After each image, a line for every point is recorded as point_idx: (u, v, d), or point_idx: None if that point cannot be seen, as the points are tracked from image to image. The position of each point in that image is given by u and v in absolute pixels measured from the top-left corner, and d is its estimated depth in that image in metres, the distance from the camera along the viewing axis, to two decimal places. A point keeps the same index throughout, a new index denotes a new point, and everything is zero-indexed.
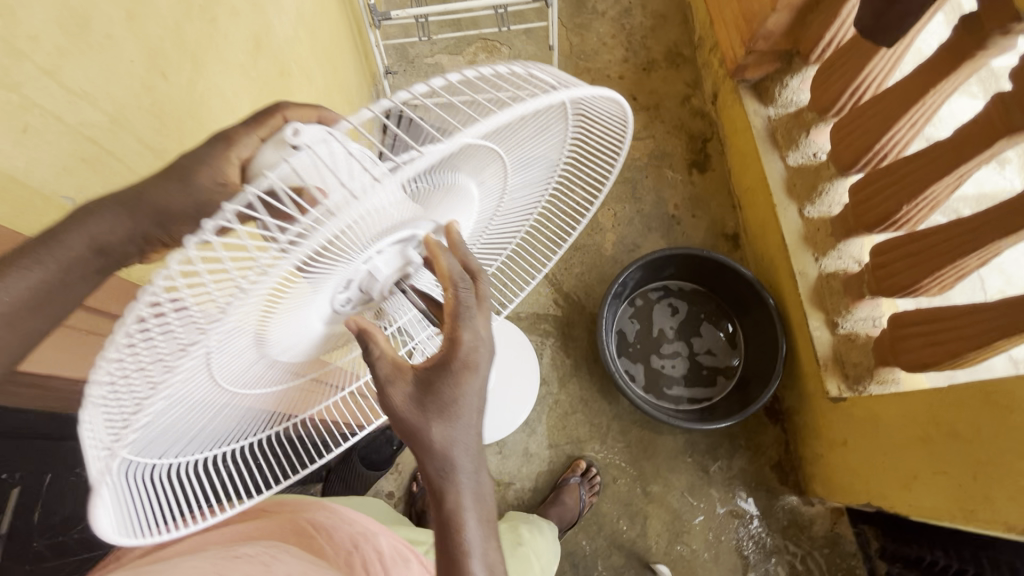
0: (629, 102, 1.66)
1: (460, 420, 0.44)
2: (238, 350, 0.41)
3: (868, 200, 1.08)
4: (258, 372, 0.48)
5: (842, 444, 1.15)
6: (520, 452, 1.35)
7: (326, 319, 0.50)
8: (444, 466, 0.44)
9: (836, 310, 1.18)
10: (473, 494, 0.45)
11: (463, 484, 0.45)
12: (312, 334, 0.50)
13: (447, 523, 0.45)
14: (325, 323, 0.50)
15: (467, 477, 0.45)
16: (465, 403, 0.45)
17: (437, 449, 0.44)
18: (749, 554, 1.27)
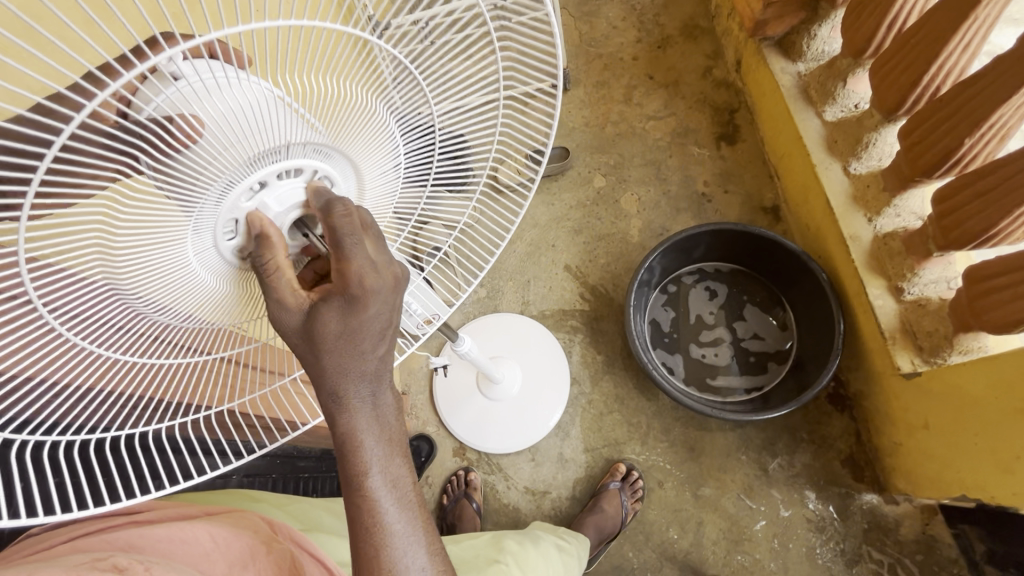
0: (645, 82, 1.55)
1: (357, 348, 0.43)
2: (96, 302, 0.38)
3: (920, 142, 0.92)
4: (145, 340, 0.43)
5: (923, 428, 1.01)
6: (554, 458, 1.26)
7: (214, 273, 0.45)
8: (336, 395, 0.44)
9: (899, 274, 1.03)
10: (371, 421, 0.46)
11: (360, 418, 0.45)
12: (200, 291, 0.45)
13: (349, 451, 0.46)
14: (212, 280, 0.45)
15: (363, 408, 0.45)
16: (356, 333, 0.43)
17: (331, 380, 0.44)
18: (824, 562, 1.12)
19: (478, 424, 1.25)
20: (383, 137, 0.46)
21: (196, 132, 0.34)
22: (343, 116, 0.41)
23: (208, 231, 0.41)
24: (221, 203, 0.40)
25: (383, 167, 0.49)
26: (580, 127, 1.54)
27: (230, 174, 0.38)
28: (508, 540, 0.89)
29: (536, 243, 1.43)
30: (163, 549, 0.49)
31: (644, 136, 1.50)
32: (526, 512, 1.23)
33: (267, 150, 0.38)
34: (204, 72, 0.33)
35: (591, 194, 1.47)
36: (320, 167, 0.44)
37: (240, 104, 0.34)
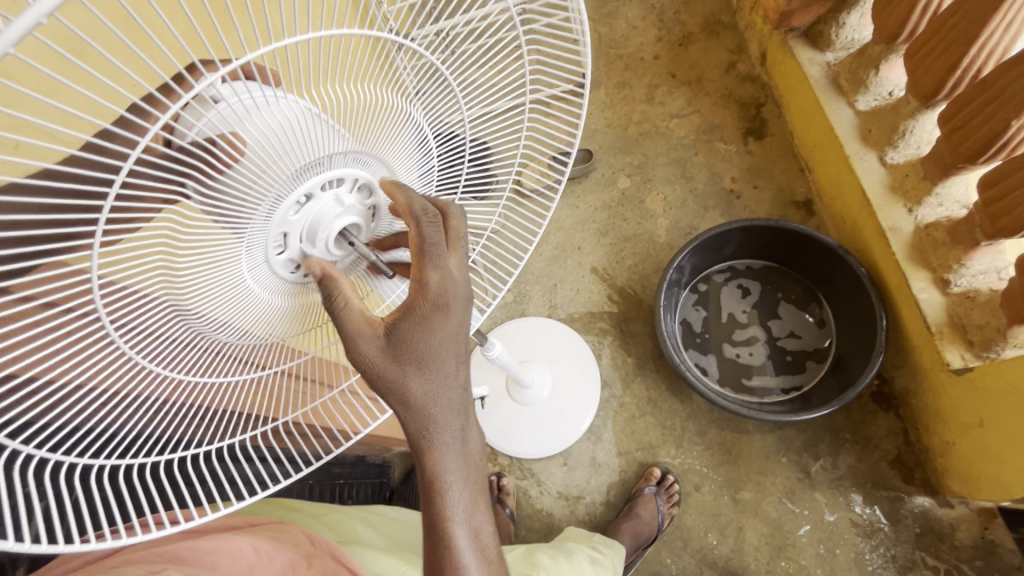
0: (668, 80, 1.54)
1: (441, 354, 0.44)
2: (158, 324, 0.37)
3: (962, 127, 0.88)
4: (209, 358, 0.43)
5: (978, 425, 0.97)
6: (587, 462, 1.25)
7: (268, 288, 0.45)
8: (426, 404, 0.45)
9: (944, 266, 0.98)
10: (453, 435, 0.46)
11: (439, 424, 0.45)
12: (254, 307, 0.44)
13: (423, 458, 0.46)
14: (266, 295, 0.45)
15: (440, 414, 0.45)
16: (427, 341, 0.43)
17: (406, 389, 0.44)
18: (874, 568, 1.07)
19: (509, 429, 1.24)
20: (416, 140, 0.47)
21: (240, 151, 0.34)
22: (379, 122, 0.42)
23: (259, 247, 0.41)
24: (269, 219, 0.39)
25: (417, 172, 0.50)
26: (602, 128, 1.53)
27: (277, 190, 0.38)
28: (542, 555, 0.88)
29: (561, 246, 1.43)
30: (209, 561, 0.47)
31: (669, 135, 1.49)
32: (560, 517, 1.22)
33: (308, 162, 0.38)
34: (243, 93, 0.33)
35: (616, 195, 1.45)
36: (360, 176, 0.43)
37: (277, 118, 0.34)
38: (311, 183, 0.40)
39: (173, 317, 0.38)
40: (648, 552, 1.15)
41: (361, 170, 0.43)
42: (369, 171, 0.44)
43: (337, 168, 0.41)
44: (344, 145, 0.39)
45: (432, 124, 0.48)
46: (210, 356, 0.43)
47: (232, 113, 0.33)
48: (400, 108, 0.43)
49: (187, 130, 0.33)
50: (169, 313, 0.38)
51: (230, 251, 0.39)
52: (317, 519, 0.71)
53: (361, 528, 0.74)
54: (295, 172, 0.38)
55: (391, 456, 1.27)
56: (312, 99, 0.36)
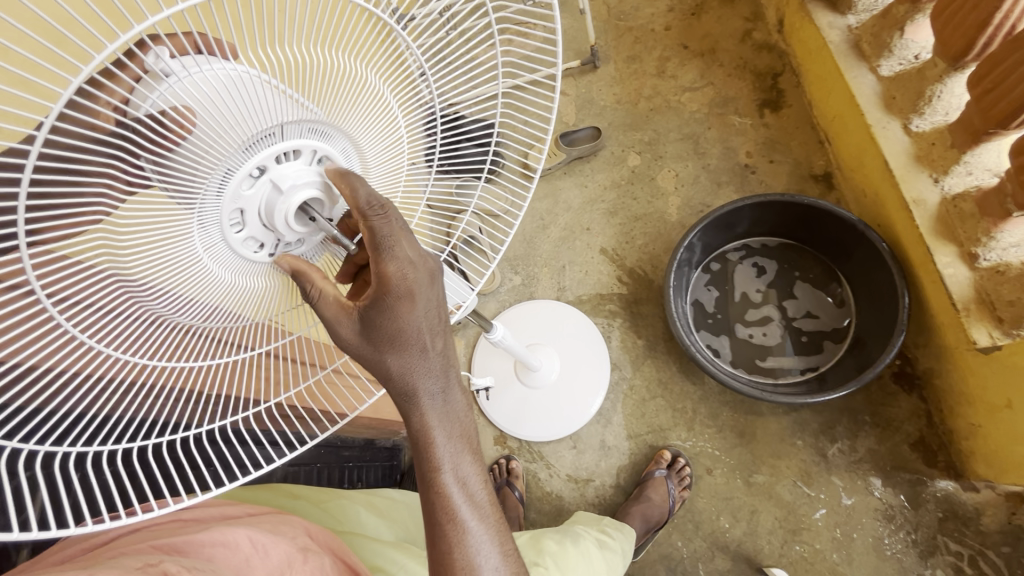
0: (680, 52, 1.48)
1: (428, 332, 0.45)
2: (106, 305, 0.36)
3: (994, 89, 0.82)
4: (174, 340, 0.42)
5: (1005, 406, 0.92)
6: (596, 445, 1.23)
7: (232, 269, 0.43)
8: (407, 391, 0.46)
9: (972, 239, 0.93)
10: (441, 419, 0.48)
11: (431, 405, 0.47)
12: (221, 291, 0.42)
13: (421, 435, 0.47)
14: (230, 277, 0.43)
15: (432, 402, 0.46)
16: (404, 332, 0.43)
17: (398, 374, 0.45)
18: (893, 553, 1.04)
19: (517, 411, 1.24)
20: (378, 109, 0.44)
21: (188, 124, 0.33)
22: (335, 86, 0.39)
23: (217, 227, 0.39)
24: (223, 195, 0.38)
25: (384, 145, 0.46)
26: (611, 105, 1.48)
27: (228, 162, 0.36)
28: (547, 541, 0.87)
29: (570, 227, 1.40)
30: (206, 553, 0.44)
31: (681, 109, 1.43)
32: (570, 500, 1.21)
33: (259, 132, 0.36)
34: (192, 67, 0.32)
35: (626, 173, 1.41)
36: (319, 147, 0.41)
37: (220, 81, 0.32)
38: (264, 156, 0.38)
39: (124, 299, 0.36)
40: (659, 535, 1.13)
41: (318, 144, 0.41)
42: (327, 145, 0.42)
43: (290, 141, 0.39)
44: (293, 113, 0.37)
45: (396, 92, 0.45)
46: (174, 342, 0.42)
47: (170, 83, 0.32)
48: (358, 73, 0.40)
49: (139, 107, 0.31)
50: (120, 295, 0.36)
51: (182, 229, 0.37)
52: (319, 506, 0.71)
53: (364, 515, 0.75)
54: (244, 143, 0.36)
55: (400, 439, 1.28)
56: (266, 68, 0.35)
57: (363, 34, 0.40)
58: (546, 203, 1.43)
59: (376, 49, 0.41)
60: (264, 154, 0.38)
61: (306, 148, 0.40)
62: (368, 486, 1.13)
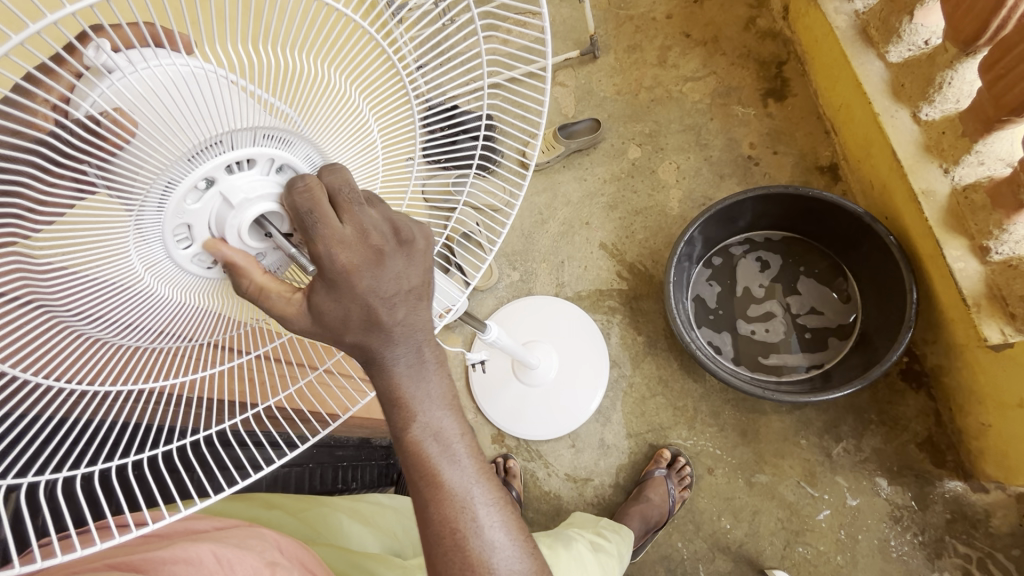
0: (682, 41, 1.44)
1: (396, 308, 0.40)
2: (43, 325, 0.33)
3: (1007, 76, 0.78)
4: (121, 362, 0.39)
5: (1017, 406, 0.89)
6: (595, 444, 1.21)
7: (181, 286, 0.40)
8: (374, 355, 0.41)
9: (985, 232, 0.89)
10: (411, 381, 0.43)
11: (409, 393, 0.43)
12: (174, 308, 0.40)
13: (405, 426, 0.44)
14: (179, 293, 0.40)
15: (398, 364, 0.42)
16: (359, 313, 0.39)
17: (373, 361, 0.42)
18: (899, 555, 1.01)
19: (515, 409, 1.22)
20: (346, 114, 0.40)
21: (130, 130, 0.30)
22: (291, 87, 0.36)
23: (160, 241, 0.36)
24: (164, 210, 0.35)
25: (351, 155, 0.43)
26: (611, 96, 1.45)
27: (170, 172, 0.33)
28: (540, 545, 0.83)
29: (569, 221, 1.37)
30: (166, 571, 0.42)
31: (682, 100, 1.40)
32: (568, 499, 1.19)
33: (205, 140, 0.33)
34: (137, 62, 0.29)
35: (626, 166, 1.38)
36: (277, 154, 0.38)
37: (163, 81, 0.30)
38: (212, 166, 0.35)
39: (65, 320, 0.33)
40: (658, 535, 1.11)
41: (274, 152, 0.38)
42: (285, 154, 0.39)
43: (241, 148, 0.36)
44: (245, 118, 0.34)
45: (364, 93, 0.41)
46: (123, 363, 0.39)
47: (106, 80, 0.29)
48: (320, 73, 0.37)
49: (80, 106, 0.29)
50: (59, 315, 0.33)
51: (121, 241, 0.34)
52: (296, 516, 0.69)
53: (347, 524, 0.73)
54: (189, 150, 0.33)
55: None
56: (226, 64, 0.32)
57: (326, 32, 0.36)
58: (545, 197, 1.40)
59: (338, 45, 0.38)
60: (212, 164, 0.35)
61: (260, 158, 0.37)
62: (364, 486, 1.12)
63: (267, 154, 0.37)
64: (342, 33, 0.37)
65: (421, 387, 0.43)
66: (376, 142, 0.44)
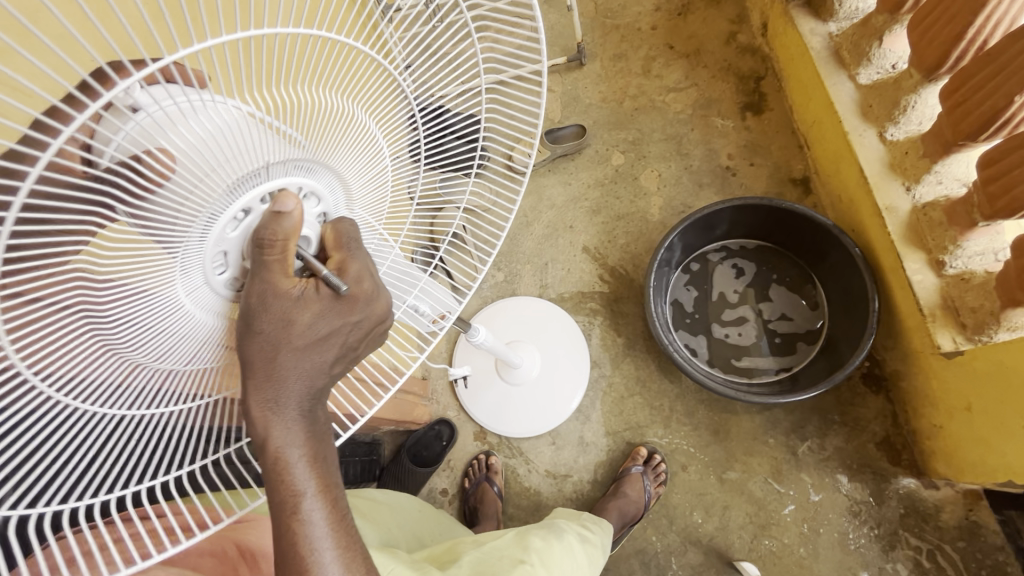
0: (666, 52, 1.49)
1: (305, 361, 0.40)
2: (83, 357, 0.33)
3: (964, 103, 0.85)
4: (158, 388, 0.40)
5: (965, 410, 0.96)
6: (575, 442, 1.25)
7: (214, 310, 0.41)
8: (270, 410, 0.40)
9: (941, 247, 0.96)
10: (303, 439, 0.41)
11: (290, 461, 0.41)
12: (208, 331, 0.41)
13: (281, 498, 0.42)
14: (212, 318, 0.41)
15: (292, 421, 0.40)
16: (302, 338, 0.39)
17: (258, 422, 0.39)
18: (857, 547, 1.08)
19: (497, 408, 1.25)
20: (365, 141, 0.43)
21: (170, 168, 0.31)
22: (323, 126, 0.39)
23: (200, 269, 0.38)
24: (208, 237, 0.36)
25: (368, 175, 0.46)
26: (596, 103, 1.48)
27: (213, 206, 0.35)
28: (533, 537, 0.85)
29: (554, 224, 1.40)
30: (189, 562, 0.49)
31: (665, 109, 1.44)
32: (547, 495, 1.23)
33: (245, 173, 0.35)
34: (169, 98, 0.30)
35: (609, 171, 1.42)
36: (304, 183, 0.40)
37: (207, 122, 0.31)
38: (250, 197, 0.37)
39: (107, 349, 0.35)
40: (633, 529, 1.16)
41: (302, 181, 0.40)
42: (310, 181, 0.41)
43: (274, 178, 0.38)
44: (278, 151, 0.36)
45: (380, 121, 0.45)
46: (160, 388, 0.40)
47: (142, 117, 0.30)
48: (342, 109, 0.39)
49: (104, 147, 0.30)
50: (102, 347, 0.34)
51: (162, 273, 0.35)
52: None
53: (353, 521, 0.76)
54: (229, 182, 0.35)
55: (379, 434, 1.28)
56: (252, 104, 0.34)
57: (343, 70, 0.39)
58: (530, 200, 1.43)
59: (358, 78, 0.41)
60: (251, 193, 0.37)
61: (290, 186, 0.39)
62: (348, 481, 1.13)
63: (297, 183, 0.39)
64: (358, 69, 0.40)
65: (317, 442, 0.43)
66: (387, 162, 0.47)
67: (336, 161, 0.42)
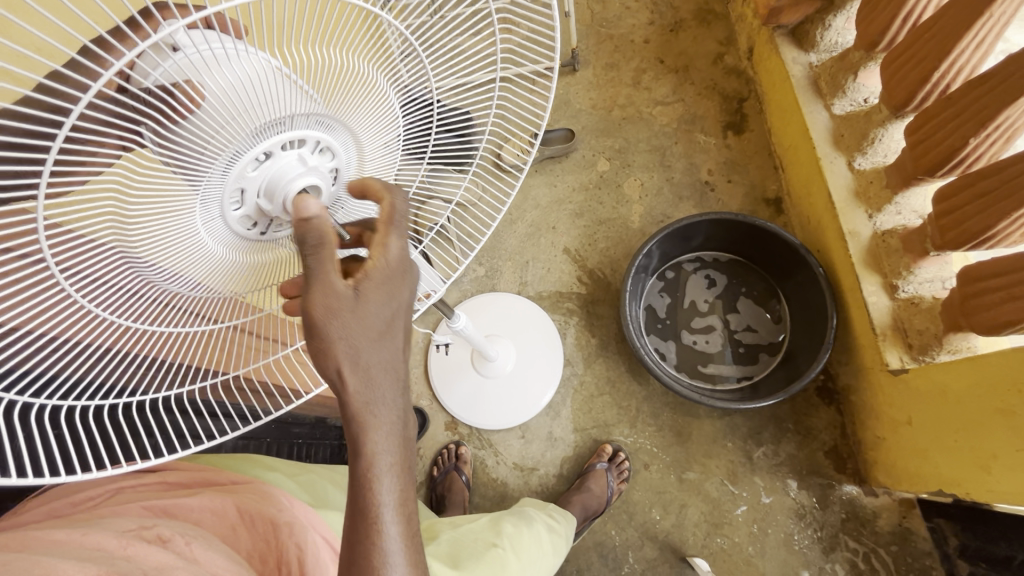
0: (656, 66, 1.54)
1: (382, 351, 0.42)
2: (99, 267, 0.37)
3: (925, 141, 0.92)
4: (160, 307, 0.43)
5: (906, 423, 1.03)
6: (544, 436, 1.29)
7: (224, 242, 0.44)
8: (365, 399, 0.42)
9: (895, 272, 1.03)
10: (387, 432, 0.44)
11: (382, 465, 0.44)
12: (214, 261, 0.44)
13: (360, 484, 0.44)
14: (221, 248, 0.44)
15: (379, 411, 0.43)
16: (370, 328, 0.41)
17: (354, 419, 0.42)
18: (800, 548, 1.15)
19: (470, 399, 1.27)
20: (382, 109, 0.45)
21: (196, 102, 0.33)
22: (344, 87, 0.41)
23: (216, 203, 0.40)
24: (227, 174, 0.38)
25: (380, 142, 0.48)
26: (586, 109, 1.52)
27: (235, 146, 0.37)
28: (506, 524, 0.89)
29: (537, 224, 1.43)
30: (192, 518, 0.53)
31: (651, 121, 1.49)
32: (514, 486, 1.26)
33: (269, 121, 0.37)
34: (204, 43, 0.32)
35: (594, 177, 1.46)
36: (322, 138, 0.42)
37: (243, 73, 0.33)
38: (271, 141, 0.39)
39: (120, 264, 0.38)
40: (594, 523, 1.19)
41: (319, 133, 0.42)
42: (326, 134, 0.43)
43: (293, 127, 0.40)
44: (302, 105, 0.38)
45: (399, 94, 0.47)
46: (160, 307, 0.43)
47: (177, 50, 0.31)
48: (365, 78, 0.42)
49: (144, 76, 0.32)
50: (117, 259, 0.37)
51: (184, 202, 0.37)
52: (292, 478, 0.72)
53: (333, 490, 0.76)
54: (252, 127, 0.37)
55: None
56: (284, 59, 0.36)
57: (368, 38, 0.41)
58: (516, 198, 1.46)
59: (384, 48, 0.43)
60: (270, 136, 0.38)
61: (309, 136, 0.41)
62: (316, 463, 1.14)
63: (315, 134, 0.41)
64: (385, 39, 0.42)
65: (391, 431, 0.44)
66: (397, 136, 0.50)
67: (353, 120, 0.44)
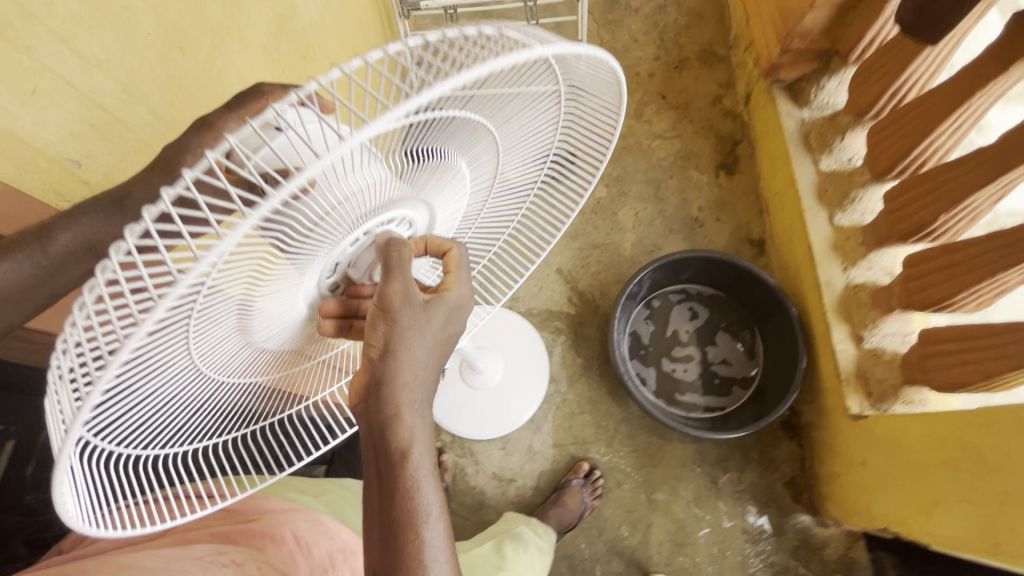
0: (658, 101, 1.61)
1: (431, 358, 0.49)
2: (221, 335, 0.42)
3: (901, 209, 1.01)
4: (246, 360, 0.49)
5: (860, 464, 1.12)
6: (523, 449, 1.34)
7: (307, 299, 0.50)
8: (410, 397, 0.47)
9: (862, 323, 1.12)
10: (424, 433, 0.47)
11: (421, 469, 0.46)
12: (295, 318, 0.51)
13: (397, 480, 0.46)
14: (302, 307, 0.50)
15: (417, 411, 0.47)
16: (432, 334, 0.48)
17: (400, 412, 0.46)
18: (754, 571, 1.23)
19: (455, 410, 1.30)
20: (456, 181, 0.53)
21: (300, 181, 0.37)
22: (429, 175, 0.48)
23: (317, 275, 0.47)
24: (333, 252, 0.45)
25: (451, 201, 0.56)
26: None
27: (339, 236, 0.43)
28: (508, 547, 0.95)
29: None
30: (255, 543, 0.60)
31: (649, 153, 1.56)
32: (491, 495, 1.31)
33: (376, 210, 0.44)
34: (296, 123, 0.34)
35: (591, 202, 1.52)
36: (406, 215, 0.50)
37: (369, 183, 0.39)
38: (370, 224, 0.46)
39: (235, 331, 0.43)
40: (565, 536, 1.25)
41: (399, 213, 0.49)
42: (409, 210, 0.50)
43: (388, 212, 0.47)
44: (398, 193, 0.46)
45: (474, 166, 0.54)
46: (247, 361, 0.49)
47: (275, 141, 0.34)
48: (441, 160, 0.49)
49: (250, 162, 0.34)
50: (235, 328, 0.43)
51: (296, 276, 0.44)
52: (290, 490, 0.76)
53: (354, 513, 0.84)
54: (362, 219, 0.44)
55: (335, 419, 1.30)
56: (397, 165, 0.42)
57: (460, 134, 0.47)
58: None
59: (472, 138, 0.49)
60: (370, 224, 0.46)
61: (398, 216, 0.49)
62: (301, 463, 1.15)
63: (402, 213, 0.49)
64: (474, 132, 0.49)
65: (421, 435, 0.47)
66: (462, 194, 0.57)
67: (432, 194, 0.51)
